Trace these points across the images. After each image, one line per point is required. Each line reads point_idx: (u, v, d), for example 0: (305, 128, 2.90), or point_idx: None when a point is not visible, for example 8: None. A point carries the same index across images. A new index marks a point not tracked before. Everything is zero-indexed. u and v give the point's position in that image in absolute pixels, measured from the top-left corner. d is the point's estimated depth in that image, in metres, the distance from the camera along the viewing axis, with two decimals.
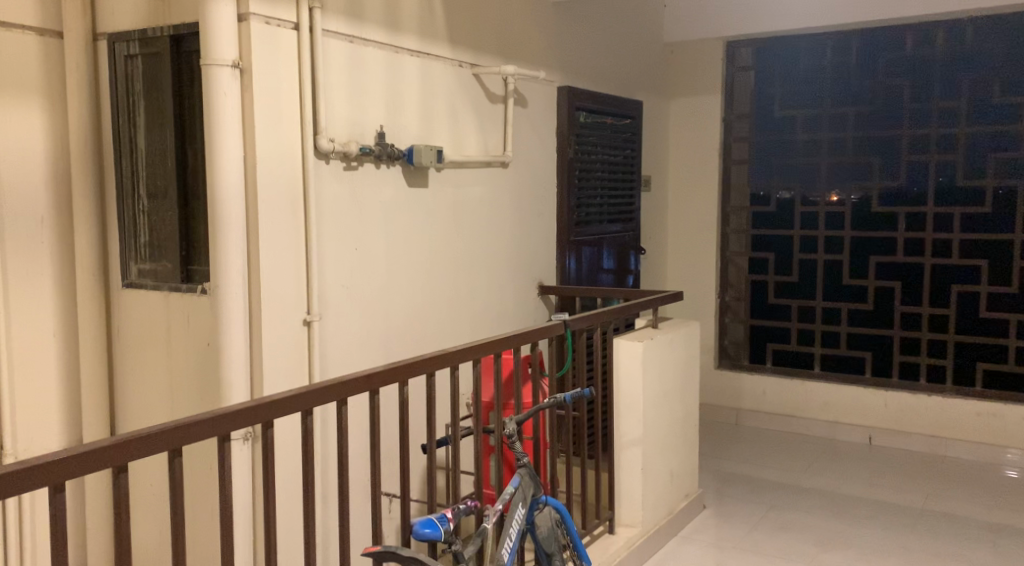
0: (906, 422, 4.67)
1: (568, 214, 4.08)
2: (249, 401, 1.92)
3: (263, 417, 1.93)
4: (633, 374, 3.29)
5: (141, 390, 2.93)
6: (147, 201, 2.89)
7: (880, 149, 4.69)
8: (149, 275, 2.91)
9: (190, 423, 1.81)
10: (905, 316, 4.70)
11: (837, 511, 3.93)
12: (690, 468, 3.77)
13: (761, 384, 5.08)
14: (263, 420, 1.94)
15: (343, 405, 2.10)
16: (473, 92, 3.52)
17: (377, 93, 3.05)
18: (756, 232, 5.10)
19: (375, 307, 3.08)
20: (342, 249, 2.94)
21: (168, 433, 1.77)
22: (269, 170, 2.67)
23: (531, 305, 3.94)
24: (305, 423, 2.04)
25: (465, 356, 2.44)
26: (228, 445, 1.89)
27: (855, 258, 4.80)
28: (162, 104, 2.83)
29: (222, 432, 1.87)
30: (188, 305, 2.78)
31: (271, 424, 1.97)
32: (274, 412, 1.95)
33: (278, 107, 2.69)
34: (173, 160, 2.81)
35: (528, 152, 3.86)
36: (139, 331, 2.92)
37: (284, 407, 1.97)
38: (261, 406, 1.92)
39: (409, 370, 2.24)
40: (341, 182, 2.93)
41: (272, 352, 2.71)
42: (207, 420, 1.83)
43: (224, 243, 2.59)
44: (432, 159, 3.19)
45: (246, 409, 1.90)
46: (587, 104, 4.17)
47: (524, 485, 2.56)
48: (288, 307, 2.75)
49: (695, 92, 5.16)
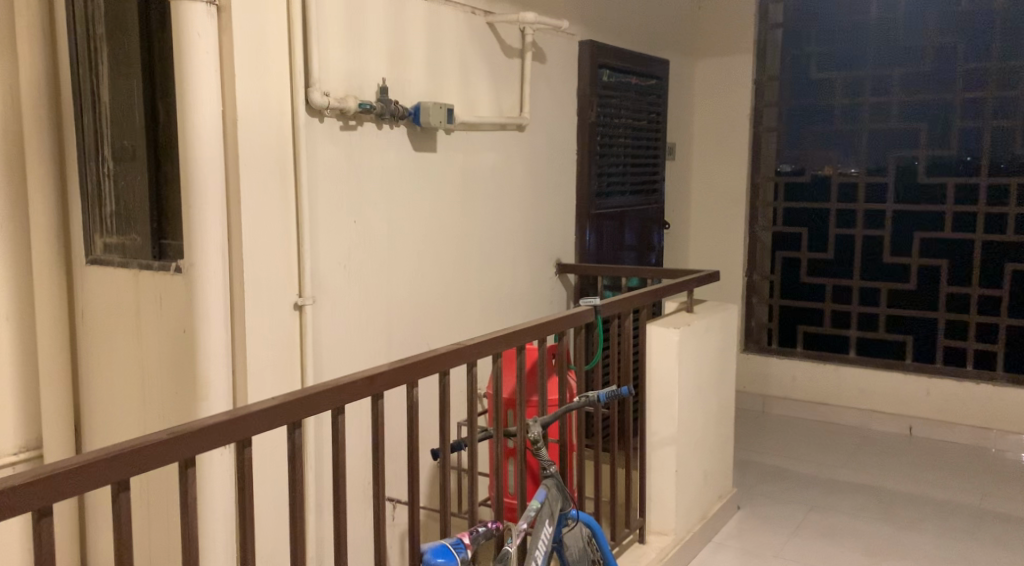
0: (952, 412, 4.31)
1: (588, 184, 3.69)
2: (221, 415, 1.53)
3: (240, 434, 1.55)
4: (667, 363, 2.92)
5: (111, 380, 2.55)
6: (112, 163, 2.48)
7: (928, 114, 4.28)
8: (116, 249, 2.52)
9: (141, 447, 1.42)
10: (951, 296, 4.33)
11: (883, 514, 3.57)
12: (724, 466, 3.40)
13: (790, 369, 4.72)
14: (239, 439, 1.55)
15: (340, 414, 1.71)
16: (487, 43, 3.11)
17: (378, 41, 2.65)
18: (788, 205, 4.70)
19: (376, 286, 2.71)
20: (339, 222, 2.56)
21: (112, 461, 1.39)
22: (254, 128, 2.27)
23: (548, 285, 3.56)
24: (292, 439, 1.64)
25: (484, 351, 2.05)
26: (191, 471, 1.52)
27: (896, 234, 4.41)
28: (125, 48, 2.38)
29: (186, 456, 1.49)
30: (160, 284, 2.39)
31: (249, 442, 1.59)
32: (251, 427, 1.56)
33: (262, 53, 2.28)
34: (141, 116, 2.38)
35: (546, 114, 3.46)
36: (109, 314, 2.54)
37: (267, 422, 1.59)
38: (236, 420, 1.53)
39: (418, 371, 1.85)
40: (337, 144, 2.53)
41: (258, 343, 2.33)
42: (164, 442, 1.45)
43: (199, 210, 2.20)
44: (442, 119, 2.79)
45: (219, 425, 1.52)
46: (610, 61, 3.76)
47: (551, 498, 2.18)
48: (275, 289, 2.36)
49: (725, 51, 4.74)
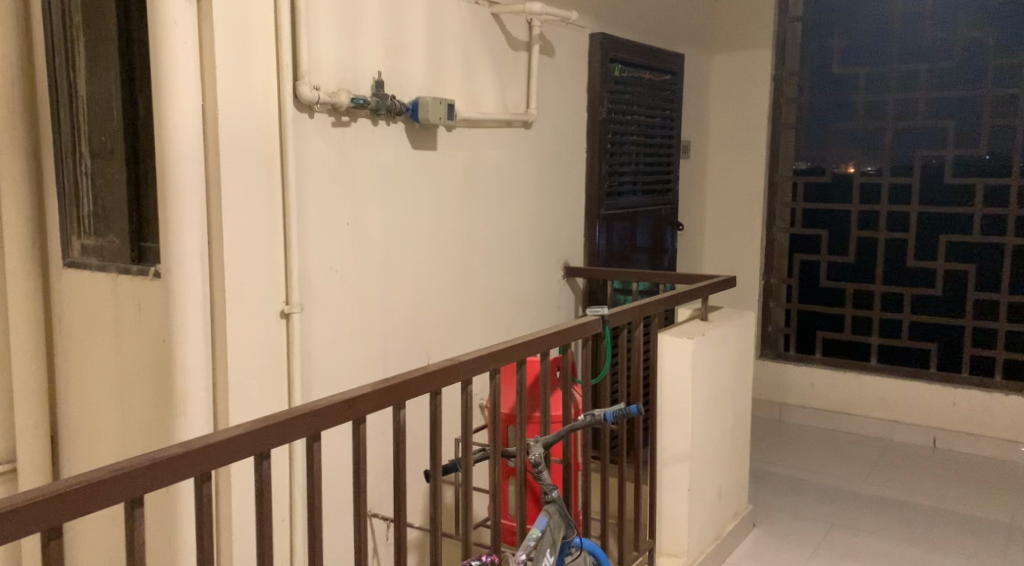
0: (978, 424, 4.12)
1: (599, 184, 3.52)
2: (176, 447, 1.37)
3: (199, 467, 1.39)
4: (679, 375, 2.75)
5: (89, 390, 2.40)
6: (89, 160, 2.32)
7: (956, 111, 4.09)
8: (94, 252, 2.36)
9: (80, 487, 1.26)
10: (978, 303, 4.14)
11: (908, 533, 3.39)
12: (740, 482, 3.23)
13: (809, 377, 4.54)
14: (197, 474, 1.39)
15: (315, 442, 1.55)
16: (491, 35, 2.95)
17: (373, 30, 2.49)
18: (808, 206, 4.52)
19: (371, 292, 2.55)
20: (330, 224, 2.40)
21: (44, 504, 1.23)
22: (236, 123, 2.11)
23: (555, 289, 3.40)
24: (259, 471, 1.48)
25: (480, 367, 1.89)
26: (138, 511, 1.35)
27: (921, 237, 4.22)
28: (102, 37, 2.22)
29: (135, 495, 1.33)
30: (138, 289, 2.22)
31: (209, 476, 1.42)
32: (211, 460, 1.40)
33: (245, 42, 2.12)
34: (119, 110, 2.22)
35: (554, 110, 3.29)
36: (87, 320, 2.38)
37: (227, 455, 1.42)
38: (192, 452, 1.37)
39: (404, 392, 1.69)
40: (328, 141, 2.38)
41: (240, 354, 2.17)
42: (107, 480, 1.29)
43: (176, 213, 2.05)
44: (442, 115, 2.62)
45: (171, 460, 1.35)
46: (622, 54, 3.59)
47: (553, 525, 2.02)
48: (260, 296, 2.21)
49: (743, 46, 4.56)
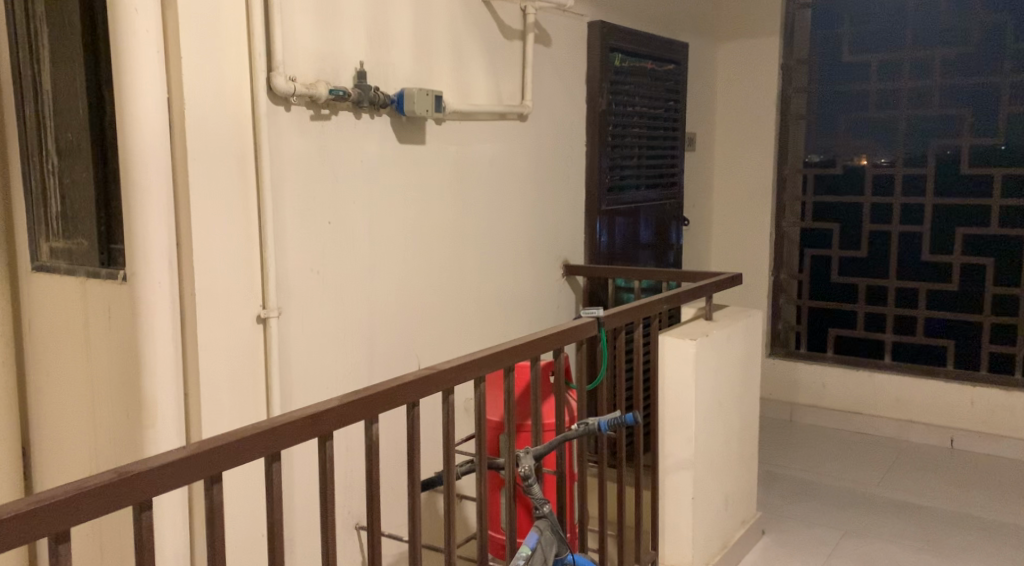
0: (998, 424, 3.97)
1: (599, 178, 3.38)
2: (111, 473, 1.25)
3: (138, 495, 1.26)
4: (682, 379, 2.61)
5: (61, 400, 2.28)
6: (56, 159, 2.20)
7: (972, 99, 3.93)
8: (63, 255, 2.25)
9: None
10: (997, 298, 3.99)
11: (925, 539, 3.25)
12: (748, 488, 3.10)
13: (820, 376, 4.40)
14: (135, 503, 1.27)
15: (274, 462, 1.43)
16: (484, 24, 2.82)
17: (356, 19, 2.36)
18: (818, 199, 4.37)
19: (356, 294, 2.43)
20: (310, 223, 2.28)
21: None
22: (205, 118, 2.00)
23: (554, 288, 3.26)
24: (209, 495, 1.36)
25: (463, 376, 1.77)
26: (64, 547, 1.22)
27: (937, 231, 4.07)
28: (66, 27, 2.10)
29: (61, 529, 1.21)
30: (107, 293, 2.09)
31: (151, 504, 1.30)
32: (152, 485, 1.27)
33: (214, 31, 2.00)
34: (85, 105, 2.09)
35: (550, 101, 3.16)
36: (57, 327, 2.26)
37: (170, 480, 1.30)
38: (127, 479, 1.25)
39: (376, 405, 1.57)
40: (307, 135, 2.26)
41: (212, 363, 2.05)
42: (29, 513, 1.17)
43: (141, 214, 1.93)
44: (429, 107, 2.48)
45: (104, 488, 1.23)
46: (623, 43, 3.45)
47: (545, 542, 1.89)
48: (234, 301, 2.09)
49: (750, 34, 4.41)
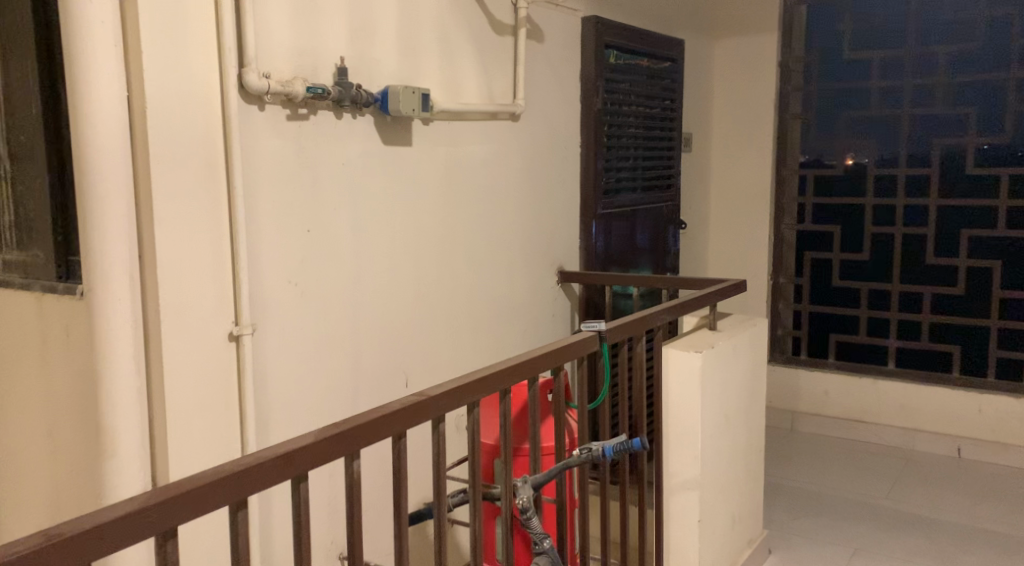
0: (1006, 432, 3.83)
1: (594, 180, 3.22)
2: (47, 535, 1.12)
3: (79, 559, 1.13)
4: (689, 394, 2.45)
5: (17, 426, 2.10)
6: (8, 164, 2.02)
7: (978, 97, 3.79)
8: (18, 268, 2.06)
9: None
10: (1004, 303, 3.85)
11: (937, 556, 3.10)
12: (754, 506, 2.94)
13: (822, 383, 4.26)
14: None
15: (239, 511, 1.30)
16: (473, 18, 2.65)
17: (336, 10, 2.19)
18: (818, 200, 4.22)
19: (338, 308, 2.25)
20: (288, 232, 2.11)
21: None
22: (169, 119, 1.82)
23: (548, 297, 3.10)
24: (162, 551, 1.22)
25: (458, 401, 1.62)
26: None
27: (941, 233, 3.93)
28: (16, 20, 1.92)
29: None
30: (64, 310, 1.91)
31: None
32: (94, 548, 1.14)
33: (179, 24, 1.83)
34: (38, 104, 1.91)
35: (543, 100, 3.00)
36: (12, 346, 2.08)
37: (117, 540, 1.16)
38: (63, 542, 1.12)
39: (357, 438, 1.42)
40: (283, 137, 2.08)
41: (179, 387, 1.88)
42: None
43: (97, 225, 1.76)
44: (415, 106, 2.31)
45: (38, 553, 1.10)
46: (618, 39, 3.29)
47: None
48: (203, 318, 1.91)
49: (747, 30, 4.26)
